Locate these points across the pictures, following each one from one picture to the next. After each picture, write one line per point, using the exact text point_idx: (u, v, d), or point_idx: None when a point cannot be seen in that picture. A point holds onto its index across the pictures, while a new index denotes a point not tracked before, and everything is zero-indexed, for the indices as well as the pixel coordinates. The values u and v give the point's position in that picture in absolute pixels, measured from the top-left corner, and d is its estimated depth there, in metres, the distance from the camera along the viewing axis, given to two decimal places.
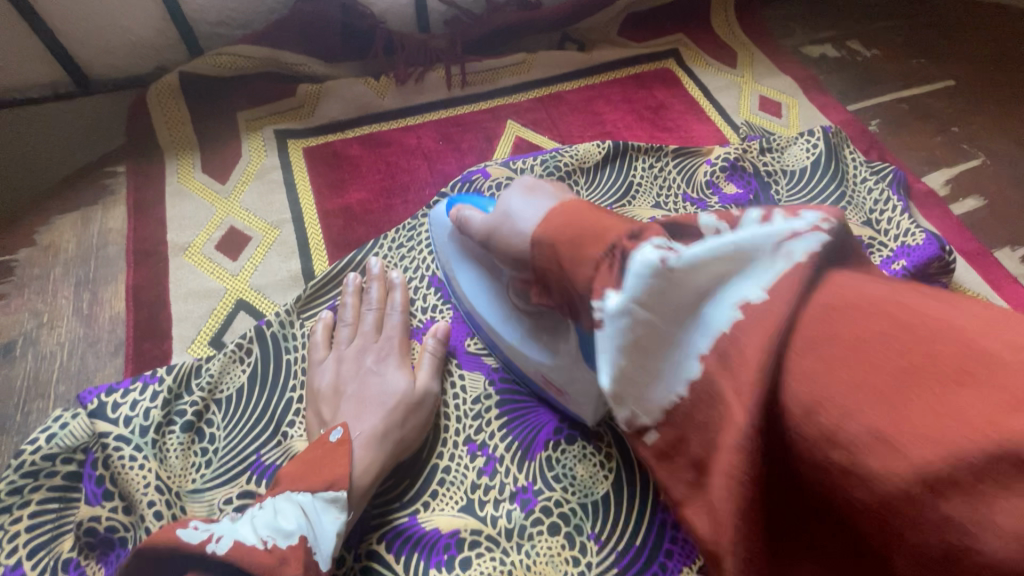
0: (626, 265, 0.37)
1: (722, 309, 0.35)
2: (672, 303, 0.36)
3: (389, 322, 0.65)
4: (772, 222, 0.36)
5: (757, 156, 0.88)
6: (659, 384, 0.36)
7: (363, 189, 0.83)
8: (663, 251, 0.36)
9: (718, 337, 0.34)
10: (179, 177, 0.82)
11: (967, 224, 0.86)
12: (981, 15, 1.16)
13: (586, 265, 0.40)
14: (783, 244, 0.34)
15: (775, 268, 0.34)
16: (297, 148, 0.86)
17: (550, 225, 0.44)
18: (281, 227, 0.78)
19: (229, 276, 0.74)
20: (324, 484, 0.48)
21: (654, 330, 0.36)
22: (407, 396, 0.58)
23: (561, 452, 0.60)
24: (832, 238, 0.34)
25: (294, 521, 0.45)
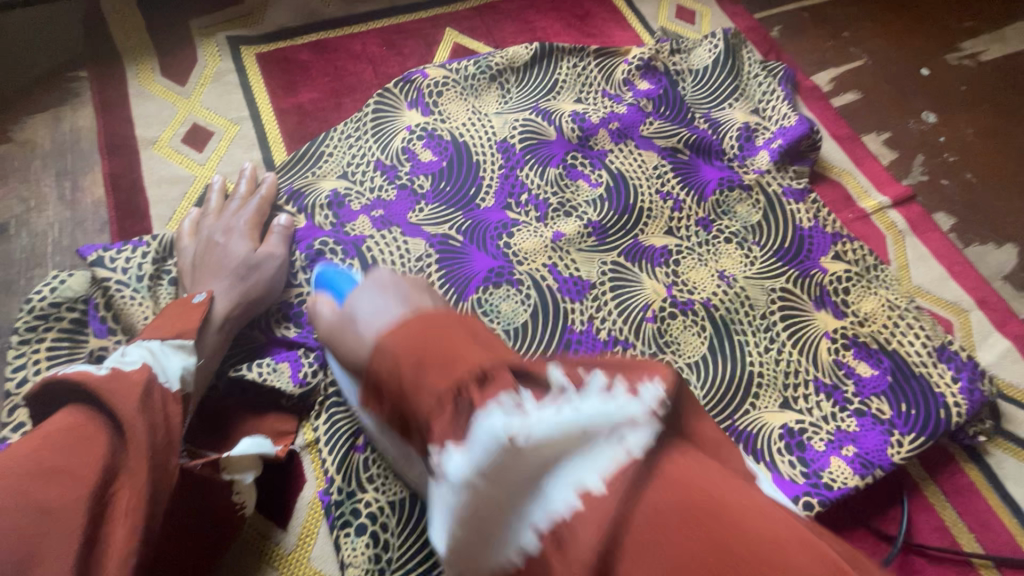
0: (470, 428, 0.36)
1: (557, 483, 0.36)
2: (512, 477, 0.36)
3: (244, 208, 0.75)
4: (611, 397, 0.39)
5: (667, 56, 0.99)
6: (493, 548, 0.36)
7: (314, 90, 0.91)
8: (507, 417, 0.36)
9: (550, 513, 0.35)
10: (140, 80, 0.89)
11: (843, 115, 1.01)
12: None
13: (427, 397, 0.38)
14: (618, 433, 0.37)
15: (613, 457, 0.35)
16: (251, 53, 0.93)
17: (397, 342, 0.41)
18: (240, 124, 0.87)
19: (196, 165, 0.83)
20: (174, 334, 0.57)
21: (491, 503, 0.35)
22: (247, 258, 0.69)
23: (489, 294, 0.77)
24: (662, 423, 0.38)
25: (136, 355, 0.52)
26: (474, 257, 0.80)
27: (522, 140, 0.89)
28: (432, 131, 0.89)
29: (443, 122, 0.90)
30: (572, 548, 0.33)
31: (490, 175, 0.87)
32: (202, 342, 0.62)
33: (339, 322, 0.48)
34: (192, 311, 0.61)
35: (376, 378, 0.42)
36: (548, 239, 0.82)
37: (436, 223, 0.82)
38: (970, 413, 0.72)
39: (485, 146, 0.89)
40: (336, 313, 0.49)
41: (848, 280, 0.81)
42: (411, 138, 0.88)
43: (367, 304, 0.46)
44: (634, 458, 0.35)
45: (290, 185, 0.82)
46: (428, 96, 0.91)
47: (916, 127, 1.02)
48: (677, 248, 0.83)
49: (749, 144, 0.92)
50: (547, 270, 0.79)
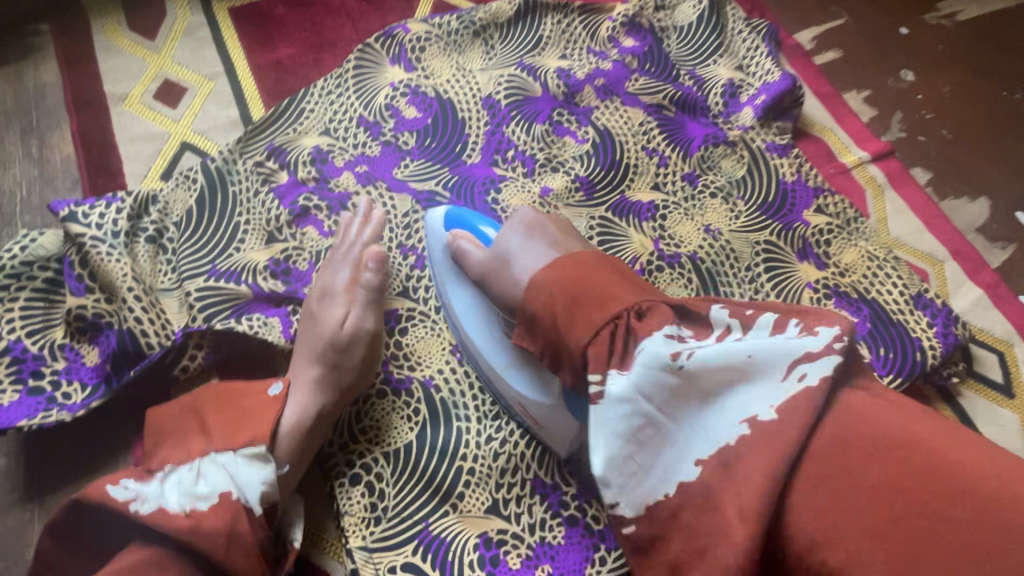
0: (638, 355, 0.44)
1: (717, 414, 0.41)
2: (676, 399, 0.43)
3: (342, 261, 0.69)
4: (778, 338, 0.42)
5: (652, 12, 0.98)
6: (651, 478, 0.41)
7: (291, 45, 0.88)
8: (677, 355, 0.43)
9: (716, 443, 0.40)
10: (107, 34, 0.85)
11: (826, 72, 1.02)
12: None
13: (583, 327, 0.47)
14: (792, 368, 0.40)
15: (785, 389, 0.39)
16: (223, 7, 0.90)
17: (553, 279, 0.51)
18: (215, 79, 0.84)
19: (171, 122, 0.80)
20: (245, 441, 0.55)
21: (657, 427, 0.42)
22: (335, 336, 0.63)
23: None
24: (843, 357, 0.39)
25: (209, 484, 0.51)
26: None
27: (507, 96, 0.88)
28: (416, 88, 0.87)
29: (427, 79, 0.88)
30: (740, 467, 0.37)
31: (475, 132, 0.86)
32: (280, 448, 0.58)
33: (486, 266, 0.61)
34: (264, 410, 0.59)
35: (533, 310, 0.52)
36: (536, 194, 0.82)
37: (422, 179, 0.81)
38: (943, 356, 0.75)
39: (470, 102, 0.87)
40: (487, 256, 0.61)
41: (830, 232, 0.83)
42: (394, 94, 0.86)
43: (514, 251, 0.58)
44: (812, 389, 0.38)
45: (271, 142, 0.79)
46: (410, 51, 0.89)
47: (894, 85, 1.03)
48: (664, 203, 0.84)
49: (733, 101, 0.92)
50: None
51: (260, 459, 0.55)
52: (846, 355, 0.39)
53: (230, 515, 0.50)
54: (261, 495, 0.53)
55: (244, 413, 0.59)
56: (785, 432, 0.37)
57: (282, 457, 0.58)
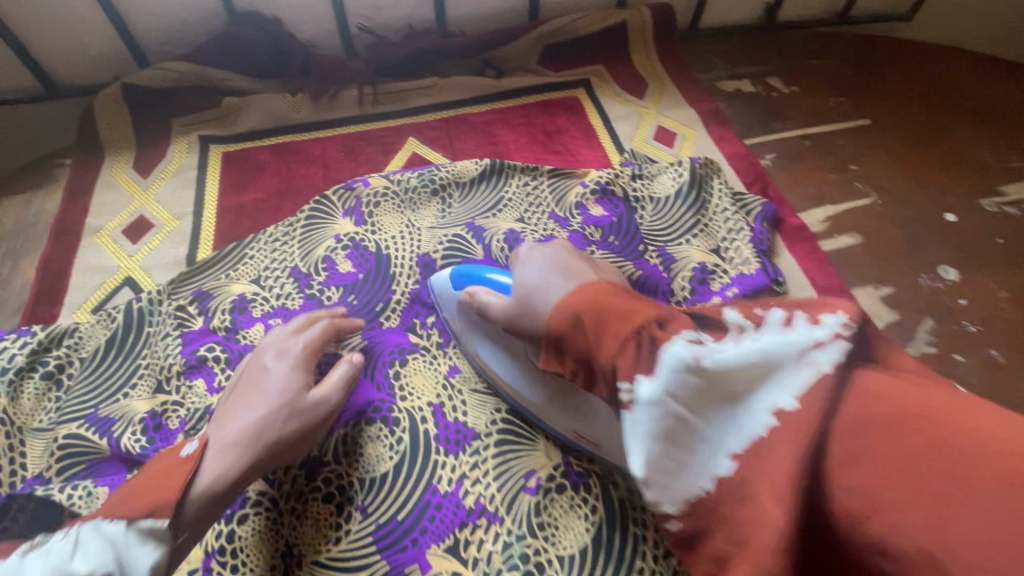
0: (658, 359, 0.41)
1: (751, 414, 0.37)
2: (705, 399, 0.39)
3: (307, 336, 0.69)
4: (792, 331, 0.39)
5: (628, 180, 0.92)
6: (689, 474, 0.38)
7: (260, 190, 0.94)
8: (693, 351, 0.40)
9: (749, 438, 0.37)
10: (112, 170, 0.95)
11: (833, 260, 0.87)
12: (905, 64, 1.19)
13: (612, 342, 0.45)
14: (802, 355, 0.37)
15: (800, 378, 0.36)
16: (216, 152, 0.98)
17: (580, 301, 0.50)
18: (181, 219, 0.90)
19: (125, 256, 0.85)
20: (145, 513, 0.48)
21: (690, 425, 0.39)
22: (291, 400, 0.60)
23: (356, 432, 0.69)
24: (853, 343, 0.37)
25: (95, 557, 0.43)
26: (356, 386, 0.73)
27: (444, 258, 0.84)
28: (358, 242, 0.86)
29: (373, 234, 0.87)
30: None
31: (401, 291, 0.83)
32: (180, 521, 0.51)
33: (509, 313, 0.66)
34: (176, 469, 0.53)
35: (558, 333, 0.51)
36: (441, 374, 0.77)
37: None
38: None
39: (406, 259, 0.85)
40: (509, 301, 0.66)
41: None
42: (335, 247, 0.85)
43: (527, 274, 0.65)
44: (826, 375, 0.36)
45: (199, 286, 0.81)
46: (365, 204, 0.89)
47: (927, 283, 0.85)
48: None
49: (702, 288, 0.80)
50: (430, 409, 0.72)
51: (156, 539, 0.47)
52: (856, 342, 0.37)
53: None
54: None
55: (153, 476, 0.53)
56: (805, 420, 0.34)
57: (182, 525, 0.51)
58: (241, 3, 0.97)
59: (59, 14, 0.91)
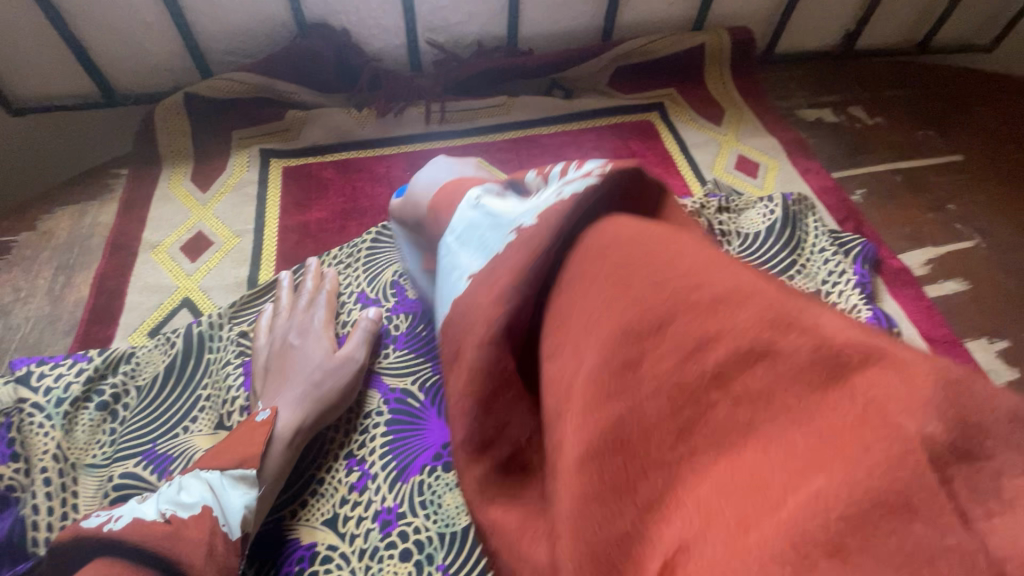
0: (464, 203, 0.49)
1: (501, 232, 0.43)
2: (476, 229, 0.46)
3: (317, 303, 0.74)
4: (561, 179, 0.44)
5: (714, 213, 0.84)
6: (450, 287, 0.45)
7: (324, 209, 0.89)
8: (483, 193, 0.48)
9: (488, 255, 0.43)
10: (170, 183, 0.91)
11: (941, 308, 0.81)
12: (992, 97, 1.14)
13: (455, 210, 0.50)
14: (558, 190, 0.42)
15: (543, 204, 0.42)
16: (278, 166, 0.94)
17: (443, 190, 0.54)
18: (242, 237, 0.85)
19: (183, 275, 0.81)
20: (234, 462, 0.55)
21: (456, 253, 0.46)
22: (326, 363, 0.67)
23: (433, 479, 0.63)
24: (601, 181, 0.41)
25: (196, 495, 0.51)
26: (429, 425, 0.67)
27: None
28: None
29: None
30: None
31: None
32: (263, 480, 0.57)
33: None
34: (254, 432, 0.59)
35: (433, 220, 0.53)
36: None
37: (400, 374, 0.72)
38: None
39: None
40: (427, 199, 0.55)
41: None
42: (403, 271, 0.80)
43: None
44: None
45: (260, 309, 0.76)
46: None
47: None
48: None
49: None
50: None
51: (245, 483, 0.54)
52: (603, 179, 0.41)
53: (211, 531, 0.49)
54: (242, 520, 0.52)
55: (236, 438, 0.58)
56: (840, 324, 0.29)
57: (266, 478, 0.58)
58: (312, 15, 0.93)
59: (128, 20, 0.88)
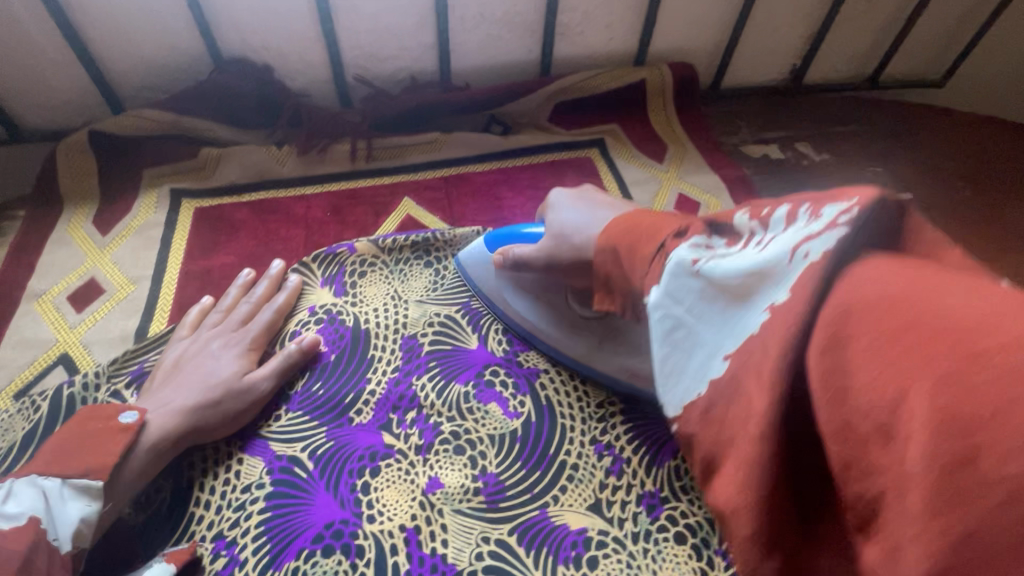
0: (664, 267, 0.41)
1: (750, 310, 0.35)
2: (701, 301, 0.38)
3: (256, 317, 0.72)
4: (797, 227, 0.34)
5: None
6: (686, 380, 0.38)
7: (232, 253, 0.83)
8: (697, 252, 0.39)
9: (743, 337, 0.35)
10: (68, 225, 0.84)
11: None
12: (943, 130, 1.11)
13: (641, 264, 0.44)
14: (798, 247, 0.33)
15: (791, 271, 0.32)
16: (188, 208, 0.88)
17: (611, 238, 0.49)
18: (137, 284, 0.79)
19: (65, 328, 0.74)
20: (79, 471, 0.52)
21: (686, 329, 0.39)
22: (230, 385, 0.64)
23: (310, 566, 0.56)
24: (850, 229, 0.31)
25: (24, 506, 0.49)
26: (314, 500, 0.60)
27: (433, 342, 0.73)
28: (335, 316, 0.75)
29: (354, 306, 0.76)
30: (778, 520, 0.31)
31: (378, 379, 0.70)
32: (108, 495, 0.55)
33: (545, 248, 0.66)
34: (112, 437, 0.56)
35: (603, 270, 0.49)
36: (419, 489, 0.61)
37: (289, 440, 0.64)
38: None
39: (389, 338, 0.73)
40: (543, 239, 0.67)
41: None
42: (307, 320, 0.74)
43: (566, 221, 0.65)
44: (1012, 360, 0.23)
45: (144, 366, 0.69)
46: (349, 274, 0.79)
47: None
48: (601, 540, 0.58)
49: None
50: (402, 536, 0.58)
51: (87, 496, 0.52)
52: (854, 225, 0.31)
53: (33, 541, 0.48)
54: (75, 536, 0.51)
55: (86, 439, 0.55)
56: (784, 317, 0.31)
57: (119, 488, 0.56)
58: (228, 50, 0.89)
59: (26, 53, 0.82)
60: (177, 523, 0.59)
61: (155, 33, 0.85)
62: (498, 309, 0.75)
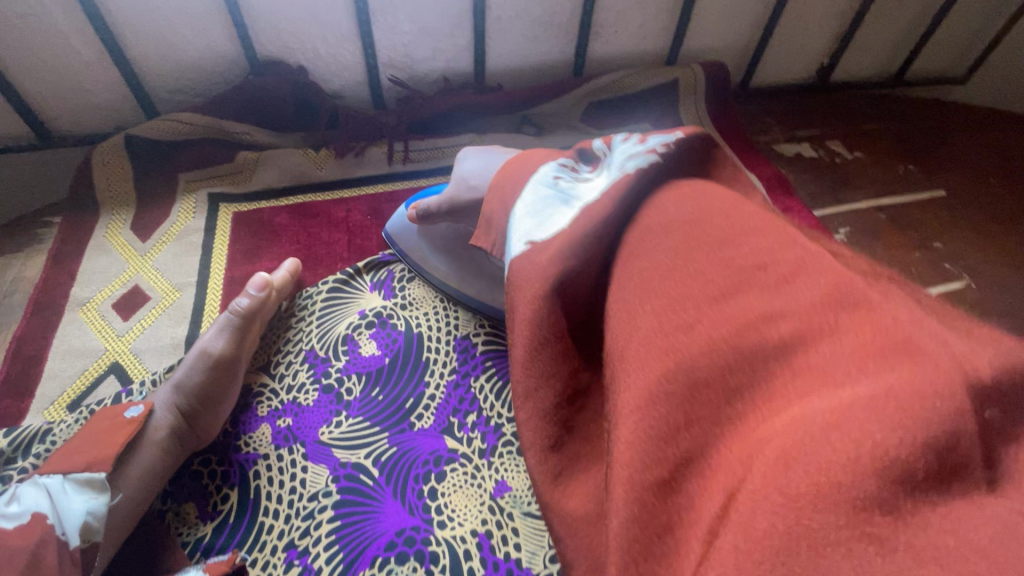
0: (535, 176, 0.53)
1: (565, 209, 0.48)
2: (541, 200, 0.50)
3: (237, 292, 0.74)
4: (620, 156, 0.50)
5: None
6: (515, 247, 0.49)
7: (275, 258, 0.83)
8: (557, 173, 0.52)
9: (552, 227, 0.47)
10: (107, 232, 0.83)
11: None
12: (969, 127, 1.13)
13: (528, 193, 0.52)
14: (618, 168, 0.48)
15: (605, 183, 0.48)
16: (227, 212, 0.87)
17: (502, 175, 0.55)
18: (182, 291, 0.78)
19: (113, 336, 0.73)
20: (81, 466, 0.53)
21: (539, 209, 0.49)
22: (201, 350, 0.66)
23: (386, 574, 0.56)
24: (659, 157, 0.47)
25: (28, 502, 0.49)
26: (383, 508, 0.60)
27: (486, 344, 0.72)
28: (386, 320, 0.74)
29: (404, 309, 0.76)
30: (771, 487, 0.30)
31: (435, 383, 0.69)
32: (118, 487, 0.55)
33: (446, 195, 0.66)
34: (119, 431, 0.57)
35: (487, 210, 0.55)
36: (486, 493, 0.61)
37: (352, 447, 0.64)
38: None
39: (441, 341, 0.73)
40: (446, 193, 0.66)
41: None
42: (358, 324, 0.74)
43: (461, 168, 0.65)
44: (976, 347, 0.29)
45: None
46: (397, 278, 0.79)
47: None
48: None
49: None
50: (475, 540, 0.58)
51: (90, 488, 0.52)
52: (663, 156, 0.48)
53: (39, 539, 0.47)
54: (84, 528, 0.50)
55: (96, 436, 0.57)
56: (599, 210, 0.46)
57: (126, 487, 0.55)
58: (264, 51, 0.88)
59: (62, 59, 0.81)
60: (247, 532, 0.59)
61: (191, 37, 0.84)
62: (421, 266, 0.77)
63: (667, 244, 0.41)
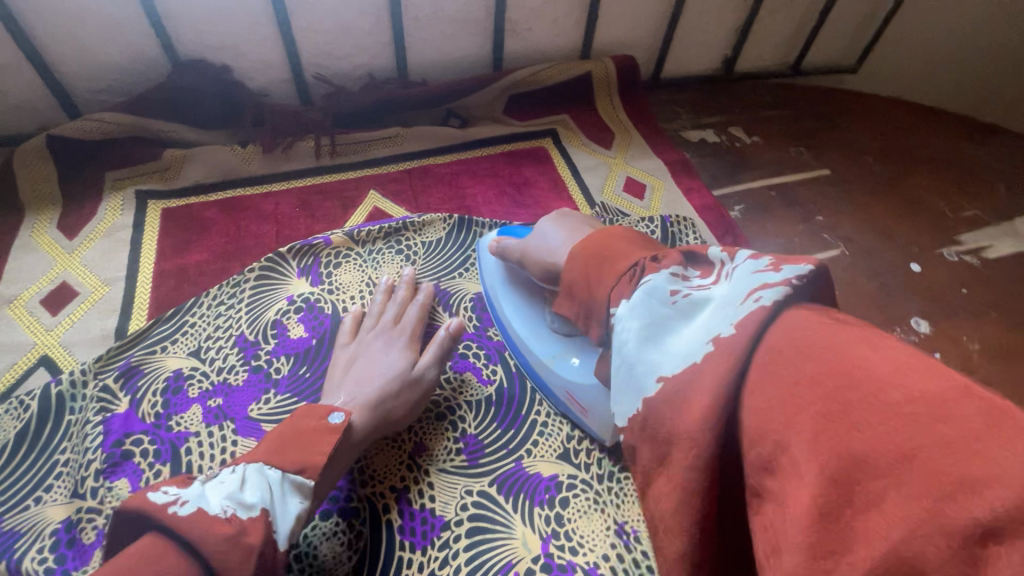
0: (641, 286, 0.45)
1: (695, 338, 0.38)
2: (664, 321, 0.42)
3: (406, 313, 0.75)
4: (751, 277, 0.39)
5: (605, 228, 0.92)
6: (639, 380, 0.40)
7: (205, 250, 0.86)
8: (674, 286, 0.44)
9: (684, 359, 0.38)
10: (33, 231, 0.85)
11: None
12: (854, 111, 1.24)
13: (607, 278, 0.49)
14: (748, 294, 0.38)
15: (736, 309, 0.37)
16: (156, 208, 0.89)
17: (584, 248, 0.54)
18: (112, 285, 0.81)
19: (43, 331, 0.75)
20: (297, 467, 0.50)
21: (664, 331, 0.41)
22: (405, 374, 0.66)
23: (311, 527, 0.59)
24: (795, 289, 0.37)
25: (256, 494, 0.47)
26: None
27: None
28: (314, 304, 0.79)
29: (331, 294, 0.81)
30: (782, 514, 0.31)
31: None
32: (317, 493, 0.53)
33: (523, 245, 0.69)
34: (323, 437, 0.54)
35: (568, 278, 0.54)
36: (406, 454, 0.67)
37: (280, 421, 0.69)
38: None
39: None
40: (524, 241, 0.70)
41: None
42: (287, 309, 0.78)
43: (544, 232, 0.67)
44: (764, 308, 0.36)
45: (130, 362, 0.71)
46: (324, 264, 0.84)
47: (901, 335, 0.86)
48: (570, 483, 0.66)
49: None
50: (393, 496, 0.64)
51: (301, 491, 0.50)
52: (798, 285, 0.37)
53: (264, 536, 0.46)
54: (292, 531, 0.48)
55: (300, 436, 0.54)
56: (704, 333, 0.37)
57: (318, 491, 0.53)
58: (186, 52, 0.91)
59: None
60: None
61: (110, 38, 0.86)
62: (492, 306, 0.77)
63: (761, 351, 0.34)
